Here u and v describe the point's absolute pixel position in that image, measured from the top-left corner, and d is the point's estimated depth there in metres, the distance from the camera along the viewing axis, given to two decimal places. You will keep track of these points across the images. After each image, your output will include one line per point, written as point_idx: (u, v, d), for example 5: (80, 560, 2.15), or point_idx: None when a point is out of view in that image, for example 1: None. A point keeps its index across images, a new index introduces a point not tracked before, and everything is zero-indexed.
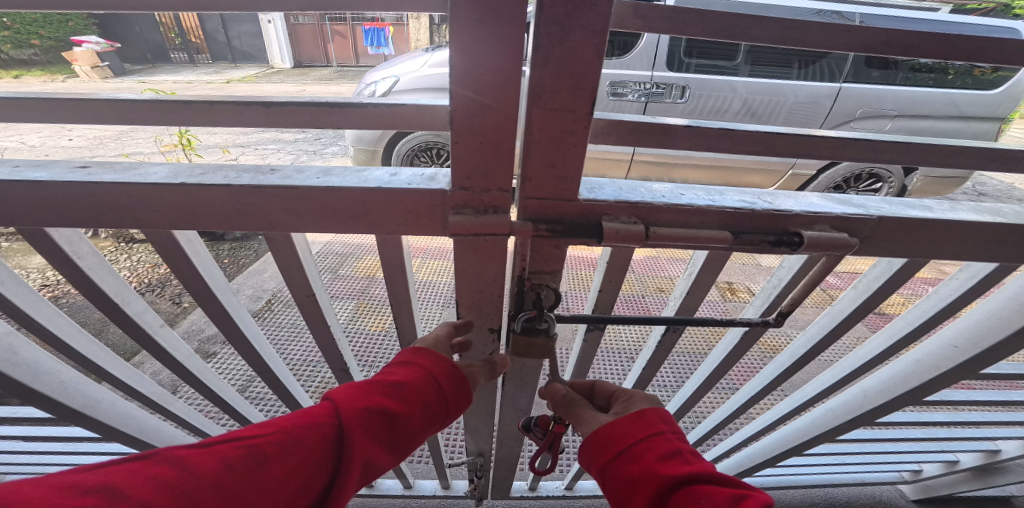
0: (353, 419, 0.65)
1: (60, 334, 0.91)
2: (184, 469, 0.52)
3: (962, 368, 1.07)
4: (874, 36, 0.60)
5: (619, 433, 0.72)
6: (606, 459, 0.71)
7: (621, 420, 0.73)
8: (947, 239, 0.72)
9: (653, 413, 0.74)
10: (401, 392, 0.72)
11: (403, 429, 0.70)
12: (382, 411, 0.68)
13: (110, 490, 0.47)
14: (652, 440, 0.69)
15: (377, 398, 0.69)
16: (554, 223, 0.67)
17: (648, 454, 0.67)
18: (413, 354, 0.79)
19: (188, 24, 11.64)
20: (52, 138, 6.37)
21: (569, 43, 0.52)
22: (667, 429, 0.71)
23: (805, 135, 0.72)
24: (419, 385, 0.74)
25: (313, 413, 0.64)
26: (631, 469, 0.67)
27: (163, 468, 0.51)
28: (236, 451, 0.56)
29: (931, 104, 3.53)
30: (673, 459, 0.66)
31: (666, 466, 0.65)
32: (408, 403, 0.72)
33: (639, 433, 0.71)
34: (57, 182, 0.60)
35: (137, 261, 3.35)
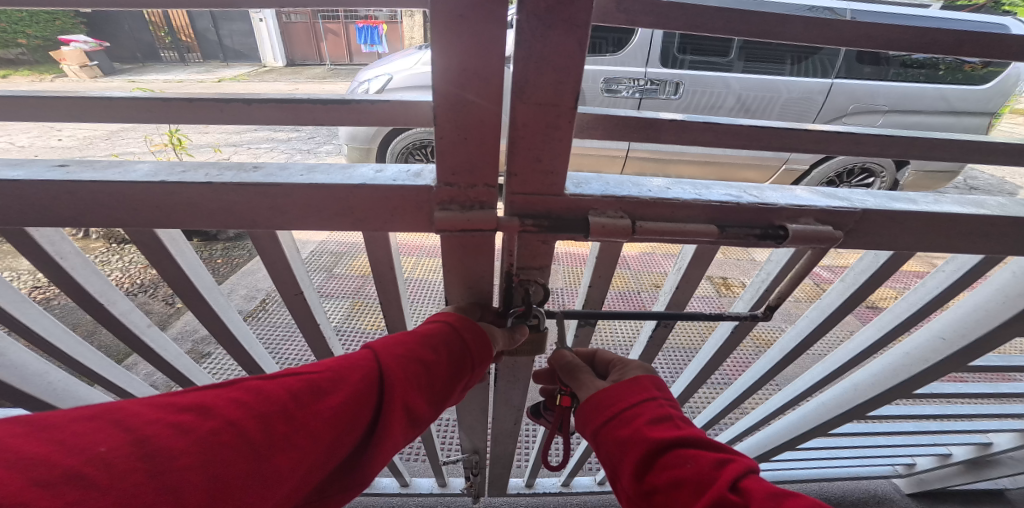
0: (399, 362, 0.63)
1: (46, 335, 0.90)
2: (260, 395, 0.52)
3: (951, 361, 1.08)
4: (854, 30, 0.61)
5: (612, 398, 0.71)
6: (598, 423, 0.70)
7: (616, 386, 0.72)
8: (930, 232, 0.72)
9: (647, 380, 0.73)
10: (440, 341, 0.69)
11: (448, 376, 0.68)
12: (425, 357, 0.66)
13: (202, 410, 0.47)
14: (644, 405, 0.69)
15: (419, 344, 0.67)
16: (541, 218, 0.67)
17: (640, 419, 0.67)
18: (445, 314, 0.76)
19: (179, 22, 11.52)
20: (42, 138, 6.29)
21: (551, 38, 0.52)
22: (659, 395, 0.71)
23: (789, 128, 0.72)
24: (458, 336, 0.71)
25: (363, 354, 0.62)
26: (622, 432, 0.67)
27: (243, 393, 0.51)
28: (302, 383, 0.55)
29: (922, 100, 3.55)
30: (663, 423, 0.65)
31: (656, 431, 0.64)
32: (450, 352, 0.69)
33: (630, 398, 0.70)
34: (34, 181, 0.59)
35: (129, 262, 3.32)
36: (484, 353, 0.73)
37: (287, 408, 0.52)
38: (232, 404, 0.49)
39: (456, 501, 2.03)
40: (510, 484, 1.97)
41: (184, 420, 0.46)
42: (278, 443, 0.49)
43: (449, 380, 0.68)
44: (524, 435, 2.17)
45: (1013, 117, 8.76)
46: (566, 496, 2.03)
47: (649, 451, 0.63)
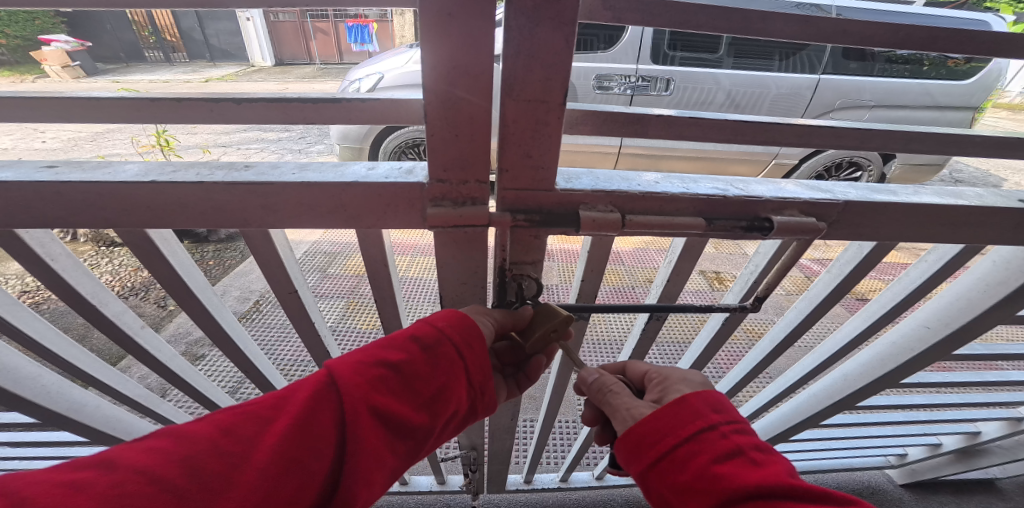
0: (358, 371, 0.61)
1: (39, 338, 0.89)
2: (184, 437, 0.51)
3: (936, 350, 1.10)
4: (831, 26, 0.62)
5: (663, 433, 0.67)
6: (650, 460, 0.67)
7: (659, 414, 0.69)
8: (909, 222, 0.74)
9: (699, 400, 0.69)
10: (410, 340, 0.67)
11: (423, 376, 0.66)
12: (390, 361, 0.64)
13: (112, 464, 0.47)
14: (704, 438, 0.65)
15: (382, 348, 0.65)
16: (533, 214, 0.68)
17: (702, 456, 0.64)
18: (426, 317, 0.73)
19: (163, 22, 11.33)
20: (25, 140, 6.17)
21: (539, 36, 0.53)
22: (715, 419, 0.67)
23: (774, 122, 0.74)
24: (430, 330, 0.69)
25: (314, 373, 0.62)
26: (685, 474, 0.64)
27: (163, 439, 0.51)
28: (234, 417, 0.55)
29: (907, 95, 3.61)
30: (730, 460, 0.62)
31: (726, 472, 0.61)
32: (421, 350, 0.67)
33: (686, 431, 0.66)
34: (23, 181, 0.59)
35: (119, 264, 3.28)
36: (467, 340, 0.69)
37: (215, 445, 0.52)
38: (148, 452, 0.49)
39: (455, 498, 2.04)
40: (509, 480, 1.98)
41: (87, 477, 0.46)
42: (214, 483, 0.50)
43: (424, 379, 0.66)
44: (522, 432, 2.18)
45: (996, 111, 8.92)
46: (565, 492, 2.05)
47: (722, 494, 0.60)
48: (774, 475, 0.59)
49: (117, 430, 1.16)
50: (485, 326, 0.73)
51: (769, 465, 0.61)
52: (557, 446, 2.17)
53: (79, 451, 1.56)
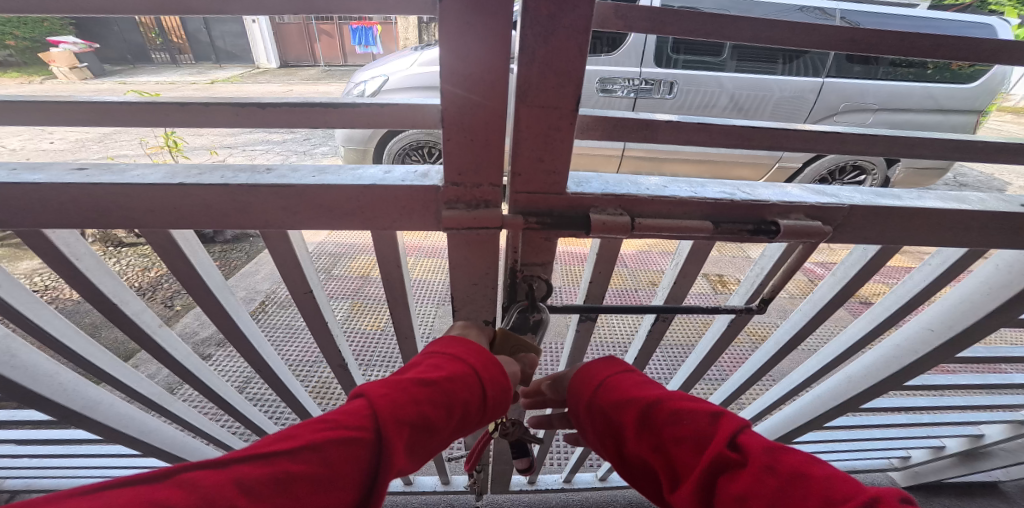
0: (400, 432, 0.58)
1: (58, 336, 0.91)
2: (194, 494, 0.45)
3: (939, 352, 1.11)
4: (838, 35, 0.64)
5: (606, 371, 0.77)
6: (596, 392, 0.75)
7: (599, 363, 0.79)
8: (914, 226, 0.75)
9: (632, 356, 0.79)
10: (453, 398, 0.65)
11: (448, 436, 0.65)
12: (424, 419, 0.61)
13: None
14: (632, 376, 0.74)
15: (425, 402, 0.62)
16: (544, 216, 0.69)
17: (630, 388, 0.72)
18: (461, 351, 0.72)
19: (171, 23, 11.43)
20: (32, 141, 6.22)
21: (554, 43, 0.55)
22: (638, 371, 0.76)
23: (780, 128, 0.76)
24: (472, 388, 0.68)
25: (347, 419, 0.56)
26: (618, 400, 0.71)
27: (173, 491, 0.45)
28: (256, 472, 0.48)
29: (911, 98, 3.62)
30: (649, 387, 0.71)
31: (649, 392, 0.69)
32: (458, 411, 0.65)
33: (617, 370, 0.76)
34: (55, 183, 0.61)
35: (127, 265, 3.32)
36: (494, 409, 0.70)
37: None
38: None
39: (460, 498, 2.04)
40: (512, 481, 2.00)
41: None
42: None
43: (444, 439, 0.65)
44: None
45: (1001, 114, 8.88)
46: (567, 492, 2.06)
47: (644, 413, 0.67)
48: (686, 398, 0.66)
49: (130, 428, 1.17)
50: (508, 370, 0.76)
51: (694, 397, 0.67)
52: (560, 448, 2.19)
53: (91, 448, 1.58)
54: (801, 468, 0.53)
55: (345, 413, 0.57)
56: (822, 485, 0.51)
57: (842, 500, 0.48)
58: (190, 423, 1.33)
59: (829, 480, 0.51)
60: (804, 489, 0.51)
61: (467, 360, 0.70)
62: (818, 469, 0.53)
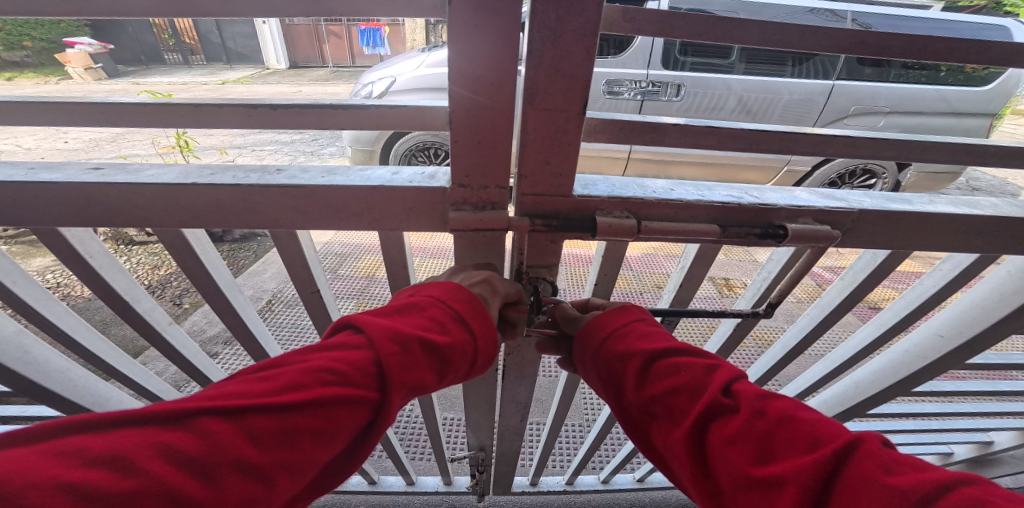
0: (403, 393, 0.57)
1: (71, 333, 0.93)
2: (203, 441, 0.44)
3: (949, 358, 1.09)
4: (848, 37, 0.64)
5: (605, 320, 0.75)
6: (599, 338, 0.73)
7: (608, 312, 0.76)
8: (924, 232, 0.75)
9: (635, 307, 0.76)
10: (455, 357, 0.64)
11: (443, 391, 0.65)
12: (428, 378, 0.60)
13: (123, 465, 0.40)
14: (632, 325, 0.72)
15: (429, 361, 0.60)
16: (550, 218, 0.70)
17: (627, 337, 0.70)
18: (466, 307, 0.67)
19: (183, 25, 11.57)
20: (47, 140, 6.33)
21: (561, 45, 0.55)
22: (644, 316, 0.74)
23: (789, 131, 0.75)
24: (473, 352, 0.66)
25: (355, 371, 0.55)
26: (615, 350, 0.70)
27: (183, 435, 0.44)
28: (263, 424, 0.47)
29: (923, 101, 3.58)
30: (654, 337, 0.69)
31: (649, 342, 0.68)
32: (455, 373, 0.65)
33: (622, 318, 0.74)
34: (71, 182, 0.62)
35: (137, 263, 3.37)
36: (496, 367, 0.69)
37: (240, 458, 0.45)
38: (164, 456, 0.42)
39: (461, 499, 2.04)
40: (515, 482, 2.00)
41: (97, 479, 0.39)
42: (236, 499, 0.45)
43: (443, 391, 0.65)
44: (530, 434, 2.17)
45: (1014, 118, 8.74)
46: (569, 495, 2.06)
47: (641, 363, 0.65)
48: (684, 347, 0.65)
49: None
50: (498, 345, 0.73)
51: (692, 346, 0.66)
52: (563, 450, 2.18)
53: None
54: (790, 412, 0.54)
55: (353, 368, 0.55)
56: (810, 427, 0.52)
57: (829, 439, 0.50)
58: None
59: (816, 422, 0.52)
60: (793, 432, 0.52)
61: (472, 325, 0.66)
62: (808, 412, 0.54)
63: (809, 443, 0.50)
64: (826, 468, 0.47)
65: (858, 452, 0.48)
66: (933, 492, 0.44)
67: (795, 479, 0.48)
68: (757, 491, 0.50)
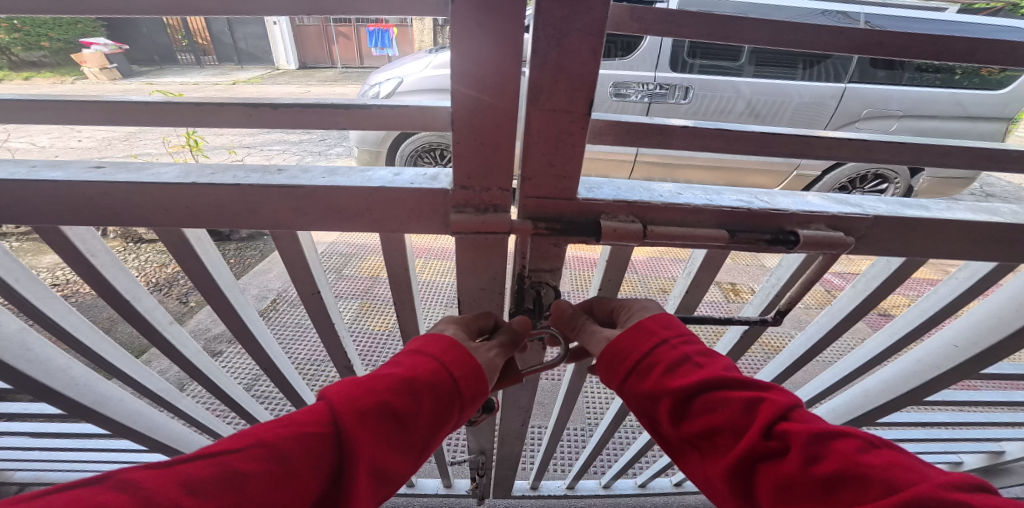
0: (365, 425, 0.56)
1: (72, 331, 0.92)
2: (134, 496, 0.42)
3: (964, 369, 1.06)
4: (866, 37, 0.61)
5: (626, 350, 0.70)
6: (623, 372, 0.69)
7: (626, 335, 0.71)
8: (940, 239, 0.72)
9: (650, 321, 0.71)
10: (421, 386, 0.63)
11: (425, 426, 0.63)
12: (393, 410, 0.59)
13: None
14: (656, 353, 0.68)
15: (391, 393, 0.60)
16: (553, 222, 0.69)
17: (655, 369, 0.67)
18: (425, 342, 0.69)
19: (197, 26, 11.73)
20: (62, 139, 6.43)
21: (567, 45, 0.54)
22: (666, 334, 0.70)
23: (801, 134, 0.73)
24: (441, 374, 0.65)
25: (310, 412, 0.55)
26: (643, 384, 0.67)
27: (110, 495, 0.42)
28: (206, 471, 0.47)
29: (938, 105, 3.51)
30: (680, 368, 0.66)
31: (678, 378, 0.65)
32: (428, 397, 0.63)
33: (643, 346, 0.69)
34: (73, 181, 0.62)
35: (146, 261, 3.40)
36: (472, 393, 0.67)
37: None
38: None
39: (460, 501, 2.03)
40: (515, 485, 1.97)
41: None
42: None
43: (419, 427, 0.62)
44: (532, 437, 2.16)
45: None
46: (571, 500, 2.03)
47: (675, 404, 0.64)
48: (720, 378, 0.62)
49: (138, 423, 1.18)
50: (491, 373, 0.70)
51: (727, 374, 0.63)
52: (564, 454, 2.17)
53: (99, 443, 1.61)
54: (849, 453, 0.53)
55: (305, 411, 0.55)
56: (882, 475, 0.50)
57: (904, 488, 0.49)
58: (197, 420, 1.34)
59: (887, 467, 0.51)
60: (859, 478, 0.51)
61: (429, 351, 0.67)
62: (873, 454, 0.53)
63: (883, 490, 0.49)
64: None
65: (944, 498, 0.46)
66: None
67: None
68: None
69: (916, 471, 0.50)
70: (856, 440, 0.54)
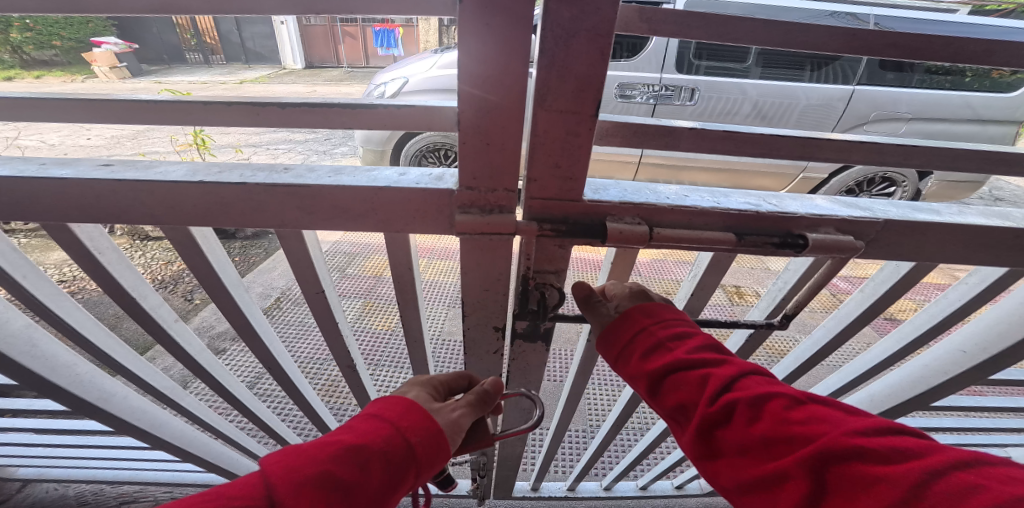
0: (304, 497, 0.55)
1: (79, 328, 0.93)
2: None
3: (972, 375, 1.05)
4: (880, 39, 0.60)
5: (611, 336, 0.78)
6: (610, 356, 0.79)
7: (614, 324, 0.78)
8: (952, 243, 0.71)
9: (635, 310, 0.78)
10: (371, 453, 0.63)
11: (373, 494, 0.62)
12: (337, 479, 0.59)
13: None
14: (635, 339, 0.76)
15: (336, 462, 0.60)
16: (559, 223, 0.68)
17: (634, 354, 0.75)
18: (382, 405, 0.70)
19: (205, 25, 11.82)
20: (71, 137, 6.50)
21: (575, 46, 0.53)
22: (647, 321, 0.76)
23: (812, 137, 0.72)
24: (395, 439, 0.66)
25: (247, 484, 0.55)
26: (625, 366, 0.77)
27: None
28: None
29: (947, 107, 3.48)
30: (654, 352, 0.73)
31: (651, 362, 0.73)
32: (379, 465, 0.63)
33: (625, 333, 0.77)
34: (81, 179, 0.62)
35: (152, 258, 3.42)
36: (425, 458, 0.67)
37: None
38: None
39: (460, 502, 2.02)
40: (515, 487, 1.97)
41: None
42: None
43: (367, 496, 0.61)
44: (533, 438, 2.15)
45: None
46: (571, 502, 2.02)
47: (648, 384, 0.73)
48: (685, 360, 0.70)
49: (141, 420, 1.19)
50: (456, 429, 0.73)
51: (688, 351, 0.71)
52: (565, 456, 2.16)
53: (102, 440, 1.61)
54: (786, 419, 0.60)
55: (243, 484, 0.55)
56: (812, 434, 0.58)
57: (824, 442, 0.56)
58: (200, 418, 1.34)
59: (812, 420, 0.59)
60: (792, 439, 0.59)
61: (384, 415, 0.68)
62: (809, 417, 0.60)
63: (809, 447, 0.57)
64: (820, 468, 0.55)
65: (850, 446, 0.55)
66: (926, 478, 0.50)
67: (793, 476, 0.56)
68: (759, 487, 0.59)
69: (835, 422, 0.59)
70: (790, 398, 0.63)
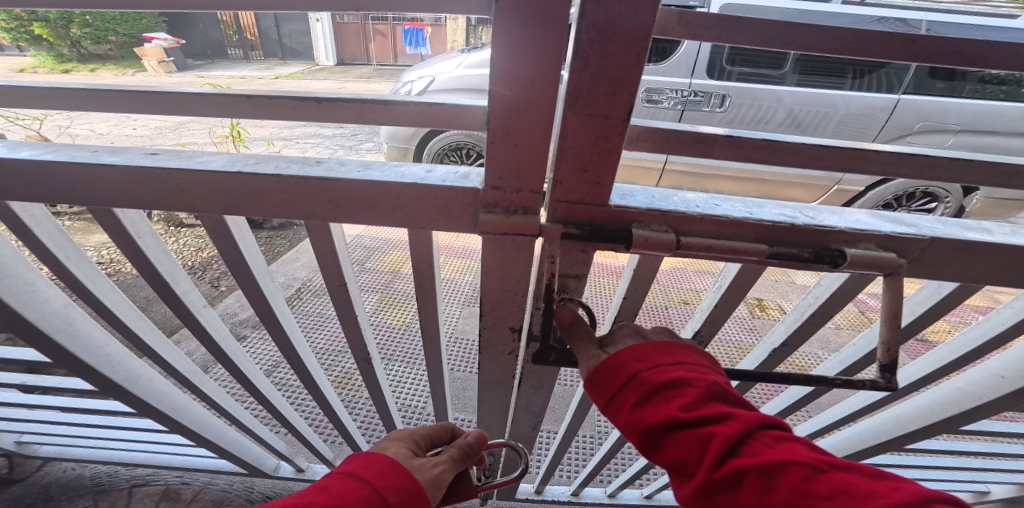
0: None
1: (113, 309, 0.96)
2: None
3: (1010, 402, 0.99)
4: (942, 46, 0.57)
5: (598, 383, 0.68)
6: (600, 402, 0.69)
7: (602, 370, 0.68)
8: (1004, 265, 0.67)
9: (624, 353, 0.69)
10: None
11: None
12: None
13: None
14: (626, 388, 0.67)
15: None
16: (583, 226, 0.67)
17: (626, 405, 0.67)
18: (360, 464, 0.69)
19: (246, 22, 12.23)
20: (118, 127, 6.81)
21: (610, 49, 0.52)
22: (637, 367, 0.67)
23: (858, 148, 0.69)
24: (372, 501, 0.64)
25: None
26: (617, 416, 0.68)
27: None
28: None
29: (1001, 119, 3.30)
30: (649, 404, 0.65)
31: (646, 417, 0.64)
32: None
33: (614, 382, 0.68)
34: (128, 166, 0.65)
35: (184, 244, 3.56)
36: None
37: None
38: None
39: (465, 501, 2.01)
40: (520, 488, 1.96)
41: None
42: None
43: None
44: (541, 441, 2.15)
45: None
46: None
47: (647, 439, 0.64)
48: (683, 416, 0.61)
49: (163, 402, 1.23)
50: (436, 484, 0.73)
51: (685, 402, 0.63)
52: (572, 461, 2.13)
53: (126, 420, 1.68)
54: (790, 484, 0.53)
55: None
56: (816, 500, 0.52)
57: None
58: (218, 403, 1.38)
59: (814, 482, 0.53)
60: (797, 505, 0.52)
61: (361, 474, 0.67)
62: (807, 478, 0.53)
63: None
64: None
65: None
66: None
67: None
68: None
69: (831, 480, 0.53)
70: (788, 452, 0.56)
